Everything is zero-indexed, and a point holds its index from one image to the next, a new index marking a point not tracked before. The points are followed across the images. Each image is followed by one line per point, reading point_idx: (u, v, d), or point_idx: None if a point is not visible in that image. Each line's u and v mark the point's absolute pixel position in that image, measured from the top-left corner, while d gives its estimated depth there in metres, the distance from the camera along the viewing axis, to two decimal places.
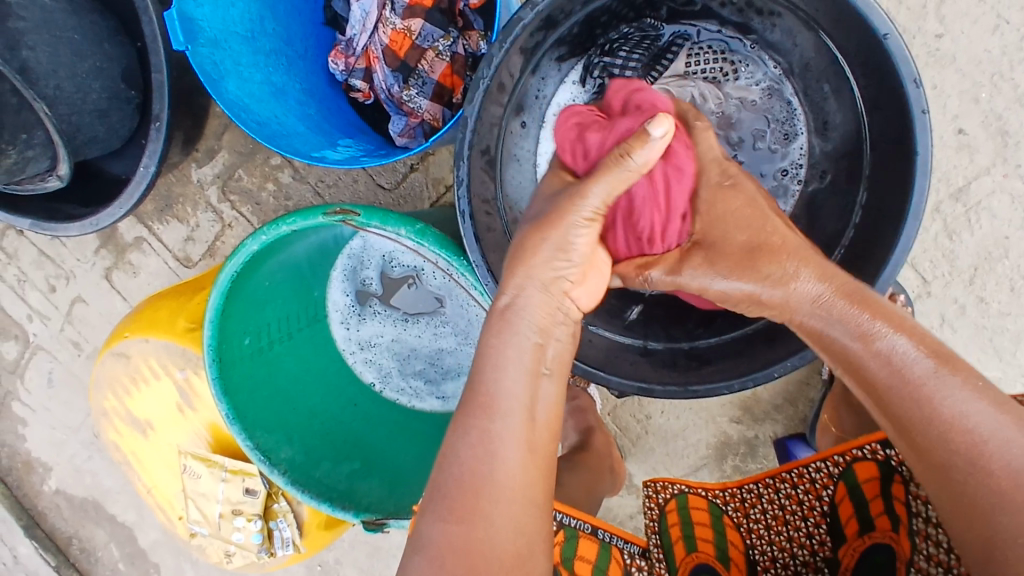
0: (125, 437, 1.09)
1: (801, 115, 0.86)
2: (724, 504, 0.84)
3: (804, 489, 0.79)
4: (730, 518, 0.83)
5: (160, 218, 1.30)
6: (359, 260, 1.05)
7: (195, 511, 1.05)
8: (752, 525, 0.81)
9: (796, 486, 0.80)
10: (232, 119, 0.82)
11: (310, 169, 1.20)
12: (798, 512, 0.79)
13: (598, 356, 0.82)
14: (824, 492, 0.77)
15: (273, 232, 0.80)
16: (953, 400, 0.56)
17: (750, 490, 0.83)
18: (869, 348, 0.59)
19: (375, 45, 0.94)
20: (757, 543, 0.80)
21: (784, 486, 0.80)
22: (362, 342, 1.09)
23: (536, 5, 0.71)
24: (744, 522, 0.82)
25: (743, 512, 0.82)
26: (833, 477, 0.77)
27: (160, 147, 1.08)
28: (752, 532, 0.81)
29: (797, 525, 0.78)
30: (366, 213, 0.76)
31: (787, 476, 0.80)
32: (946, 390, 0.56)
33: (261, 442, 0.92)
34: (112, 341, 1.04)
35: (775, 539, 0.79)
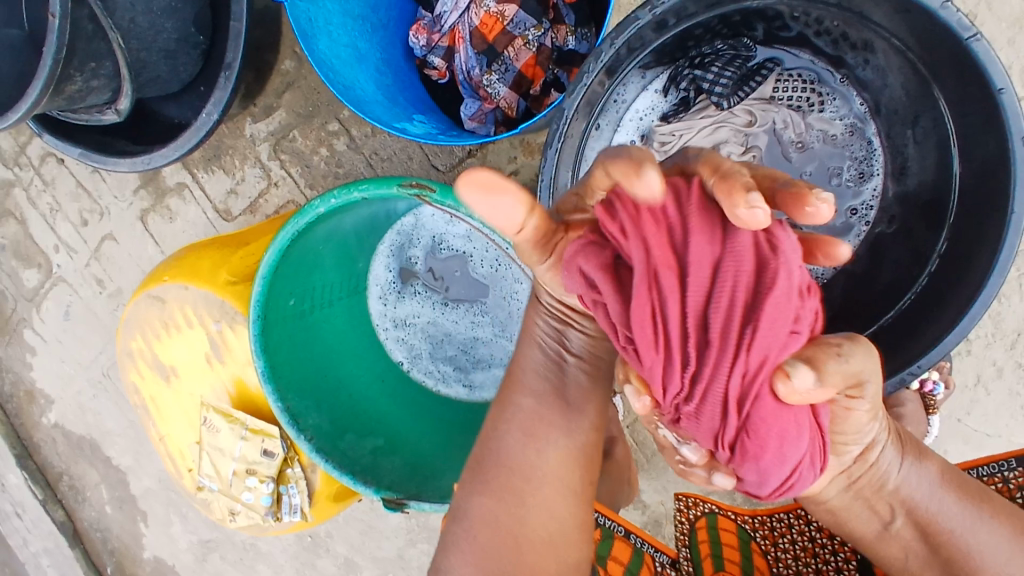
0: (147, 381, 1.08)
1: (880, 156, 0.86)
2: (754, 531, 0.86)
3: (836, 523, 0.80)
4: (758, 545, 0.84)
5: (206, 167, 1.29)
6: (408, 238, 1.04)
7: (209, 465, 1.04)
8: (780, 554, 0.82)
9: (828, 519, 0.80)
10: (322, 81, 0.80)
11: (367, 140, 1.19)
12: (828, 546, 0.80)
13: None
14: None
15: (343, 196, 0.79)
16: (992, 549, 0.62)
17: (781, 519, 0.84)
18: (921, 502, 0.64)
19: (463, 25, 0.93)
20: (783, 572, 0.81)
21: (816, 519, 0.81)
22: (398, 320, 1.08)
23: (655, 7, 0.71)
24: (771, 550, 0.83)
25: (772, 540, 0.84)
26: None
27: (226, 97, 1.07)
28: (779, 561, 0.82)
29: (826, 558, 0.80)
30: (442, 190, 0.76)
31: (818, 509, 0.81)
32: (983, 539, 0.63)
33: (292, 406, 0.91)
34: (151, 283, 1.03)
35: (802, 569, 0.81)
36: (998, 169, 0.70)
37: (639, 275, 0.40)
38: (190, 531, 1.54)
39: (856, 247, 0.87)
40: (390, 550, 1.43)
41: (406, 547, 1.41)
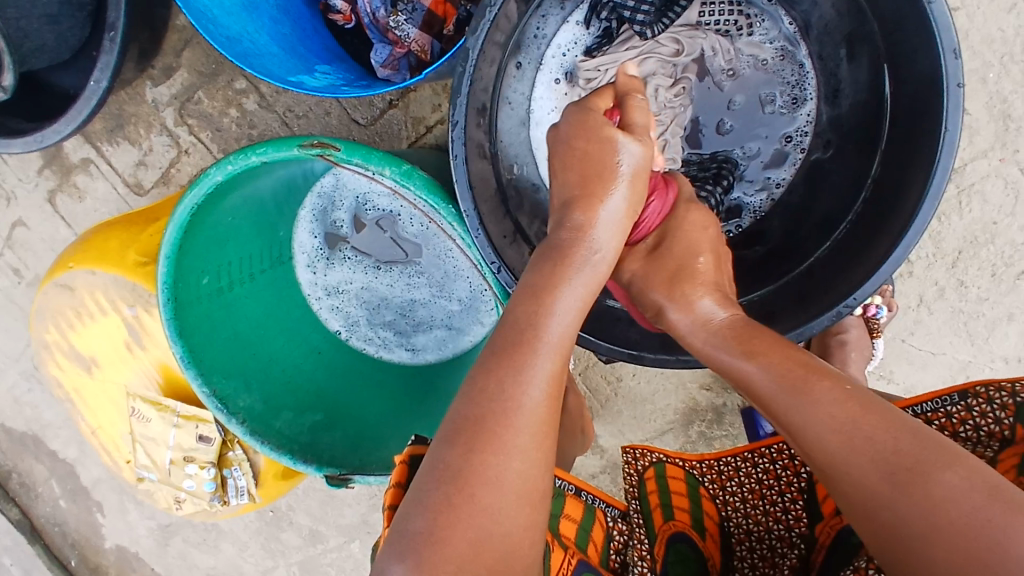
0: (69, 374, 1.02)
1: (812, 78, 0.82)
2: (701, 475, 0.85)
3: (782, 464, 0.80)
4: (706, 489, 0.85)
5: (111, 139, 1.19)
6: (330, 200, 0.98)
7: (144, 455, 0.99)
8: (728, 497, 0.83)
9: (775, 461, 0.81)
10: (200, 33, 0.73)
11: (278, 96, 1.11)
12: (776, 487, 0.80)
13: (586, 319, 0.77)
14: (803, 468, 0.79)
15: (241, 162, 0.73)
16: (821, 403, 0.50)
17: (728, 463, 0.85)
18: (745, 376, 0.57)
19: None
20: (732, 515, 0.82)
21: (762, 460, 0.82)
22: (329, 288, 1.03)
23: None
24: (719, 494, 0.84)
25: (719, 484, 0.84)
26: None
27: (113, 60, 0.98)
28: (727, 504, 0.83)
29: (773, 500, 0.80)
30: (347, 148, 0.70)
31: (766, 451, 0.82)
32: (815, 392, 0.51)
33: (218, 389, 0.86)
34: (56, 271, 0.95)
35: (751, 512, 0.81)
36: (930, 87, 0.67)
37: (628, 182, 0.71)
38: (149, 516, 1.51)
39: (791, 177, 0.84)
40: (354, 516, 1.41)
41: (369, 511, 1.40)
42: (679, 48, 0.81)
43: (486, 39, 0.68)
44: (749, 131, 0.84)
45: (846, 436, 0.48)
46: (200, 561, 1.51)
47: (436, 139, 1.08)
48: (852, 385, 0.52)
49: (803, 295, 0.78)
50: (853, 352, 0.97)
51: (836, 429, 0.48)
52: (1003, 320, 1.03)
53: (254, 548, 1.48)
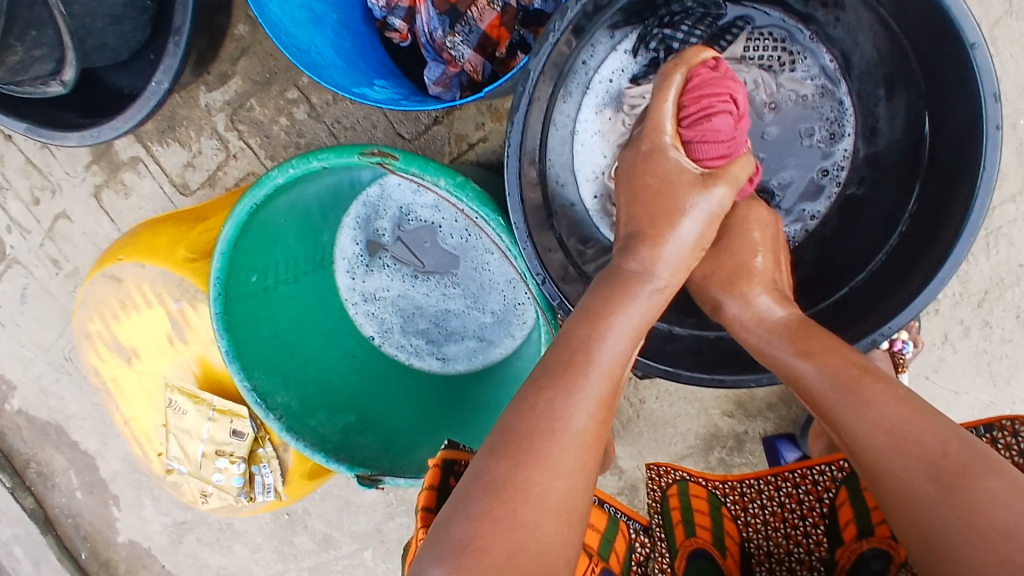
0: (108, 365, 1.05)
1: (851, 116, 0.85)
2: (724, 496, 0.88)
3: (805, 489, 0.84)
4: (728, 509, 0.87)
5: (161, 139, 1.24)
6: (374, 209, 1.01)
7: (176, 447, 1.01)
8: (749, 518, 0.86)
9: (798, 485, 0.84)
10: (277, 44, 0.78)
11: (328, 108, 1.14)
12: (797, 511, 0.84)
13: None
14: (826, 494, 0.82)
15: (302, 165, 0.77)
16: (882, 407, 0.55)
17: (751, 485, 0.87)
18: (827, 377, 0.60)
19: None
20: (754, 536, 0.85)
21: (785, 484, 0.85)
22: (366, 295, 1.06)
23: None
24: (741, 515, 0.87)
25: (741, 505, 0.87)
26: (836, 481, 0.81)
27: (176, 63, 1.02)
28: (749, 525, 0.86)
29: (794, 523, 0.83)
30: (406, 157, 0.73)
31: (789, 476, 0.85)
32: (876, 397, 0.56)
33: (258, 384, 0.88)
34: (106, 263, 0.99)
35: (773, 534, 0.84)
36: (968, 126, 0.70)
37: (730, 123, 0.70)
38: (163, 513, 1.52)
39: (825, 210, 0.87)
40: (368, 524, 1.42)
41: (384, 521, 1.40)
42: None
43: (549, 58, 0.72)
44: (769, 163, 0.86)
45: (902, 434, 0.53)
46: (211, 561, 1.53)
47: (476, 156, 1.11)
48: (904, 388, 0.57)
49: (854, 315, 0.80)
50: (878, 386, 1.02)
51: (889, 433, 0.54)
52: None
53: (266, 551, 1.49)
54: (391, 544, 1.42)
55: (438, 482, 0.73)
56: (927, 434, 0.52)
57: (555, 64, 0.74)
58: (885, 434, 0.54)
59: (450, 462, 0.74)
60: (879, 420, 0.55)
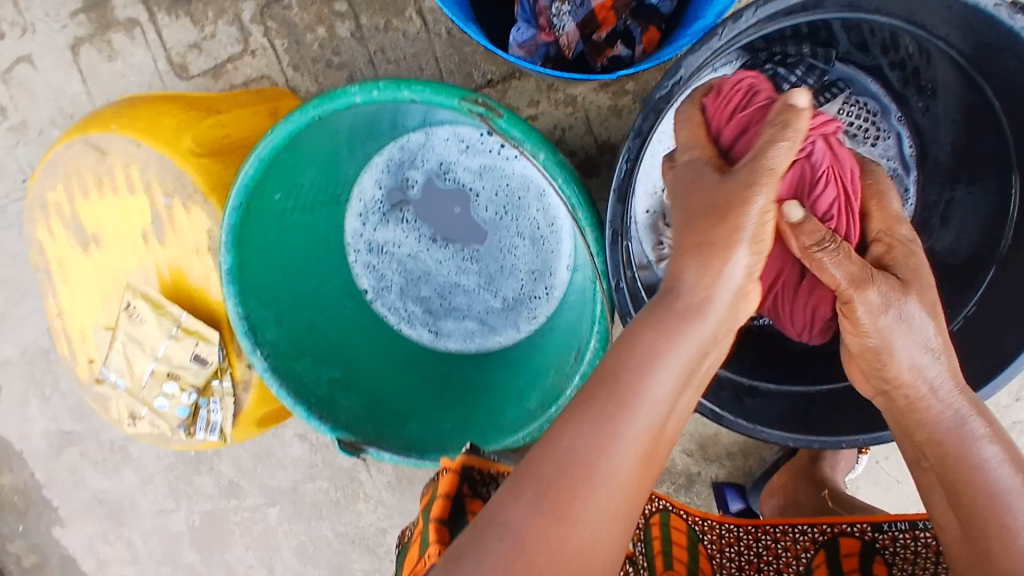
0: (57, 245, 0.90)
1: (911, 206, 0.87)
2: (702, 533, 0.88)
3: (783, 545, 0.84)
4: (704, 548, 0.87)
5: (171, 9, 1.09)
6: (411, 156, 0.93)
7: (120, 358, 0.88)
8: (724, 561, 0.85)
9: (777, 540, 0.84)
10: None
11: (375, 34, 1.03)
12: (772, 564, 0.83)
13: None
14: (804, 553, 0.82)
15: (387, 92, 0.67)
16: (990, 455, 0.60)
17: (730, 530, 0.88)
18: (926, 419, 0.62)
19: None
20: None
21: (765, 536, 0.85)
22: (373, 245, 0.97)
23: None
24: (717, 555, 0.86)
25: (718, 547, 0.87)
26: (816, 542, 0.82)
27: None
28: (723, 567, 0.85)
29: None
30: (509, 118, 0.66)
31: (770, 529, 0.85)
32: (984, 446, 0.61)
33: (251, 314, 0.78)
34: (93, 128, 0.85)
35: None
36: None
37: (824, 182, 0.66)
38: (48, 417, 1.34)
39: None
40: (283, 480, 1.32)
41: (301, 481, 1.31)
42: None
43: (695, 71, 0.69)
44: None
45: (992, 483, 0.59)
46: (91, 481, 1.37)
47: None
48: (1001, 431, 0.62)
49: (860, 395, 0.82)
50: (842, 463, 1.08)
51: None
52: None
53: (158, 483, 1.36)
54: (302, 506, 1.32)
55: (453, 491, 0.69)
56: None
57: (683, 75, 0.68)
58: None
59: (469, 470, 0.71)
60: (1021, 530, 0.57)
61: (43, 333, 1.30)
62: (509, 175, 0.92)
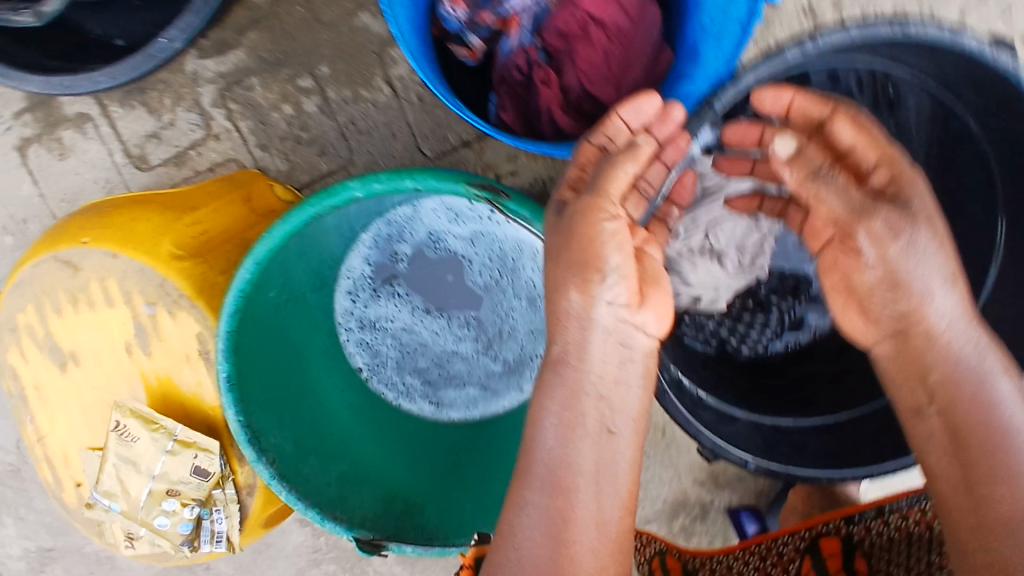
0: (31, 370, 0.84)
1: None
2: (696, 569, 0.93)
3: (770, 561, 0.86)
4: None
5: (124, 101, 1.04)
6: (398, 231, 0.91)
7: (112, 481, 0.82)
8: None
9: (764, 557, 0.87)
10: (395, 30, 0.69)
11: (344, 106, 1.01)
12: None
13: (708, 418, 0.79)
14: (790, 565, 0.84)
15: (390, 183, 0.66)
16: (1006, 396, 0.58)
17: (720, 561, 0.91)
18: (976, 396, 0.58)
19: (525, 11, 0.82)
20: None
21: (751, 558, 0.89)
22: (365, 322, 0.94)
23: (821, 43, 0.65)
24: None
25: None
26: (800, 552, 0.84)
27: (198, 24, 0.84)
28: None
29: None
30: (516, 200, 0.66)
31: (756, 550, 0.89)
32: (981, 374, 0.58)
33: (252, 421, 0.74)
34: (62, 243, 0.80)
35: None
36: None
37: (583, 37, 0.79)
38: (25, 535, 1.25)
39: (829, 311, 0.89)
40: (286, 568, 1.25)
41: (307, 567, 1.25)
42: None
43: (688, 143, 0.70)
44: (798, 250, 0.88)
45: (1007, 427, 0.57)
46: None
47: None
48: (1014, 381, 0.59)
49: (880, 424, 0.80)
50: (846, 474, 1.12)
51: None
52: None
53: None
54: None
55: None
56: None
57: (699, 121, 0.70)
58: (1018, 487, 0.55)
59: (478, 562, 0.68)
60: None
61: (11, 448, 1.21)
62: (500, 239, 0.90)
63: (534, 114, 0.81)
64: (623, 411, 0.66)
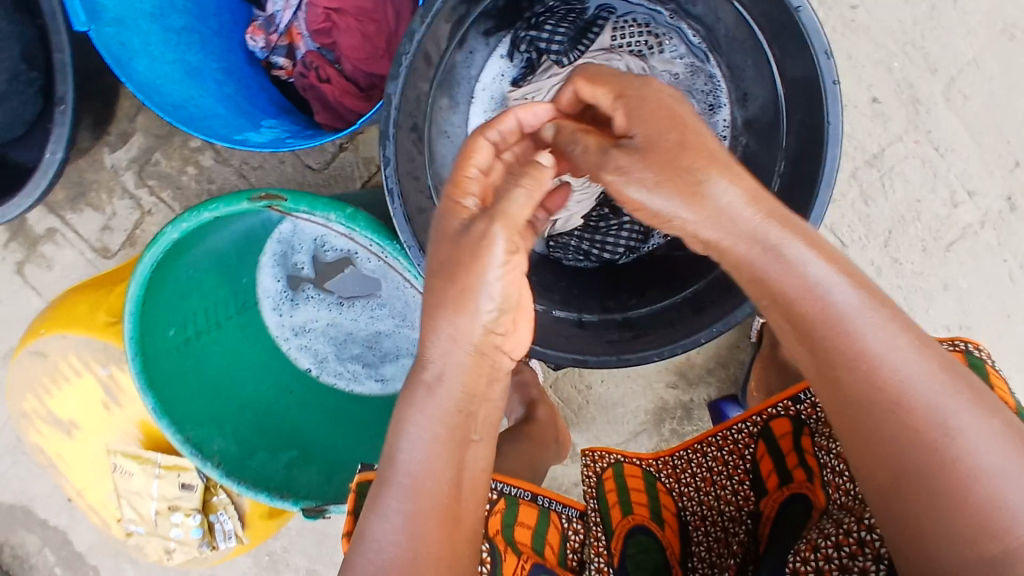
0: (50, 441, 1.03)
1: (723, 86, 0.87)
2: (658, 472, 0.93)
3: (728, 449, 0.88)
4: (664, 485, 0.92)
5: (74, 207, 1.22)
6: (289, 244, 1.02)
7: (130, 510, 1.01)
8: (683, 488, 0.91)
9: (721, 448, 0.89)
10: (154, 97, 0.82)
11: (233, 151, 1.17)
12: (724, 474, 0.88)
13: (551, 337, 0.82)
14: (747, 450, 0.87)
15: (194, 219, 0.76)
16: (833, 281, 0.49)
17: (680, 457, 0.92)
18: (803, 284, 0.49)
19: (299, 21, 0.93)
20: (688, 504, 0.90)
21: (710, 449, 0.90)
22: (296, 328, 1.06)
23: None
24: (675, 487, 0.91)
25: (675, 478, 0.92)
26: (753, 436, 0.87)
27: (67, 132, 0.98)
28: (683, 495, 0.90)
29: (724, 484, 0.88)
30: (294, 197, 0.73)
31: (713, 440, 0.90)
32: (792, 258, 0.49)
33: (191, 436, 0.89)
34: (28, 339, 0.97)
35: (704, 499, 0.89)
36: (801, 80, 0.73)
37: (335, 30, 0.91)
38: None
39: (730, 131, 0.88)
40: None
41: None
42: None
43: (407, 78, 0.73)
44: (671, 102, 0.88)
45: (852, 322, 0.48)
46: None
47: None
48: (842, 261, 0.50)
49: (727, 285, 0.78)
50: None
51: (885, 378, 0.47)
52: (940, 290, 1.09)
53: None
54: None
55: (359, 509, 0.74)
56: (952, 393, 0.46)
57: (399, 71, 0.71)
58: (873, 379, 0.47)
59: (366, 486, 0.75)
60: (876, 360, 0.47)
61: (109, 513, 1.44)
62: None
63: (336, 109, 0.91)
64: (486, 422, 0.59)
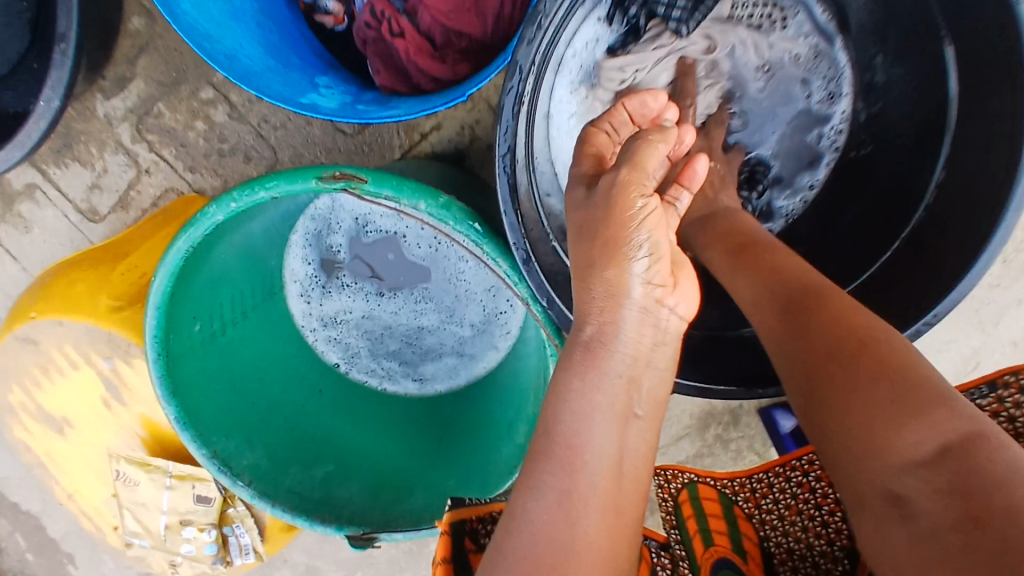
0: (38, 439, 0.89)
1: (847, 72, 0.78)
2: (734, 495, 0.86)
3: (815, 475, 0.81)
4: (741, 509, 0.84)
5: (58, 160, 1.05)
6: (325, 223, 0.89)
7: (133, 521, 0.89)
8: (764, 515, 0.82)
9: (807, 473, 0.81)
10: (200, 42, 0.65)
11: (251, 106, 1.00)
12: (811, 501, 0.80)
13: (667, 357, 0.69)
14: None
15: (246, 198, 0.61)
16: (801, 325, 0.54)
17: (760, 480, 0.85)
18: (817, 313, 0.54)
19: None
20: (771, 534, 0.81)
21: (795, 473, 0.82)
22: (326, 318, 0.93)
23: None
24: (755, 513, 0.83)
25: (754, 503, 0.84)
26: None
27: (67, 76, 0.81)
28: (765, 522, 0.82)
29: (811, 514, 0.80)
30: (375, 179, 0.59)
31: (797, 464, 0.82)
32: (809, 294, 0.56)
33: (218, 450, 0.76)
34: (15, 323, 0.81)
35: (791, 530, 0.80)
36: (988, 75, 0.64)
37: None
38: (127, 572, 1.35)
39: (848, 124, 0.79)
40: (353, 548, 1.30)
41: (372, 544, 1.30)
42: (710, 44, 0.76)
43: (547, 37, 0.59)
44: (788, 86, 0.79)
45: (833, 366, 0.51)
46: None
47: (430, 146, 0.99)
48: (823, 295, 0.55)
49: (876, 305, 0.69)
50: None
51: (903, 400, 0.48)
52: None
53: None
54: (382, 566, 1.30)
55: (451, 553, 0.63)
56: (962, 406, 0.45)
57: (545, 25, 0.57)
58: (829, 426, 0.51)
59: (460, 523, 0.65)
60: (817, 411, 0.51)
61: None
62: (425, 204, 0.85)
63: (403, 69, 0.76)
64: (650, 394, 0.52)
